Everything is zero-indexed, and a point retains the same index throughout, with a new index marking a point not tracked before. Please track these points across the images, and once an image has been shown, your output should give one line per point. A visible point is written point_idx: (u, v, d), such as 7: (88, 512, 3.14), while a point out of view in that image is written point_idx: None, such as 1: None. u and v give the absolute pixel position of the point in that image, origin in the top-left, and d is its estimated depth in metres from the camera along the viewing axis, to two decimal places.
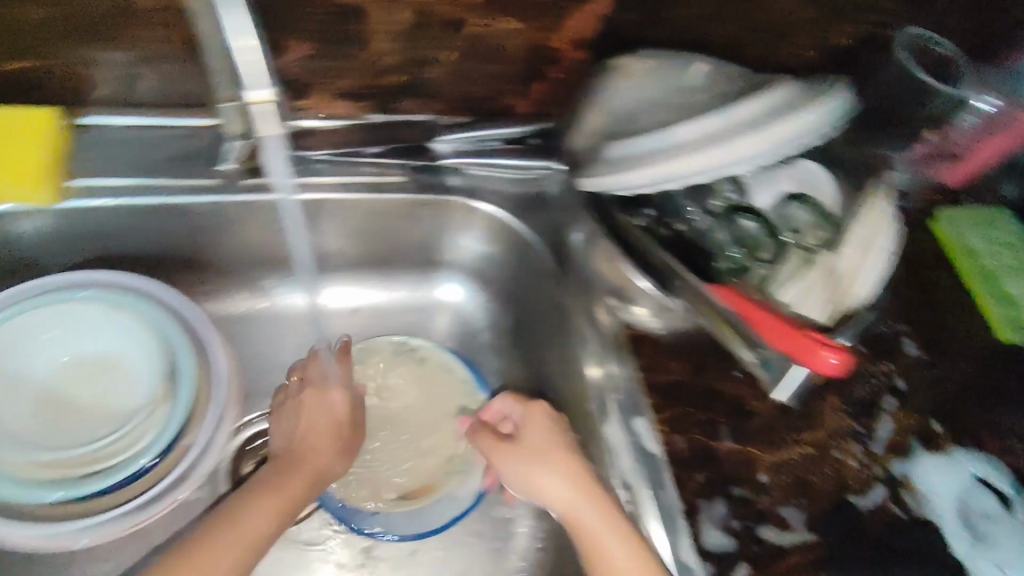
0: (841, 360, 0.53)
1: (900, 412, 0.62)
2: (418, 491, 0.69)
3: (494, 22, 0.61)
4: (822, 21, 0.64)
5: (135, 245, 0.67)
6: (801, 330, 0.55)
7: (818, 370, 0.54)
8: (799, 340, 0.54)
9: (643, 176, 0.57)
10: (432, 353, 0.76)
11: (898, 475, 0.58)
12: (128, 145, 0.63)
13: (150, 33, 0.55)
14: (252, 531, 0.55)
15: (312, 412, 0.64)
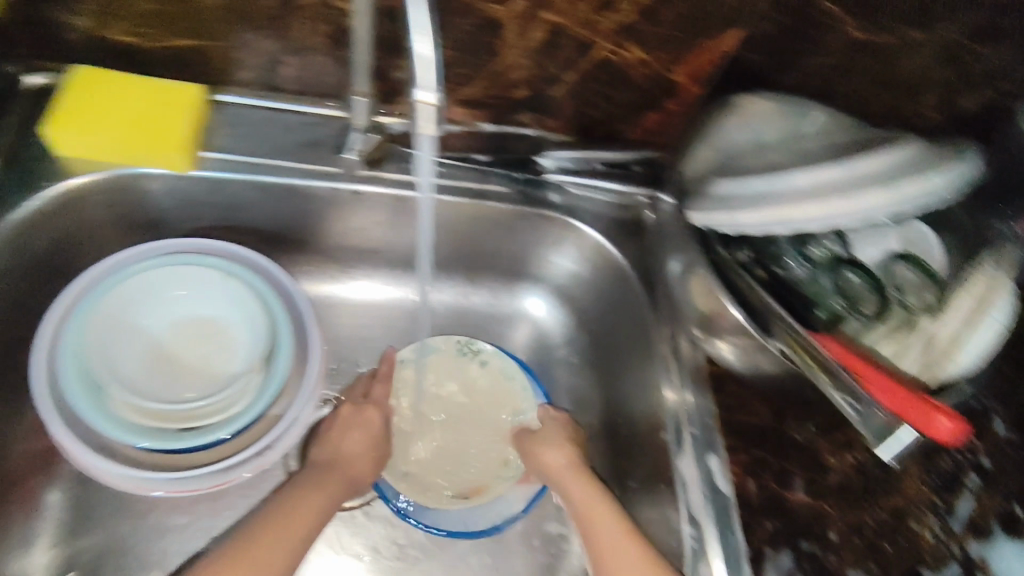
0: (956, 426, 0.53)
1: (983, 492, 0.59)
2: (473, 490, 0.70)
3: (623, 49, 0.65)
4: (950, 85, 0.63)
5: (252, 219, 0.69)
6: (914, 393, 0.54)
7: (932, 434, 0.53)
8: (913, 403, 0.53)
9: (756, 218, 0.58)
10: (494, 358, 0.75)
11: (975, 556, 0.56)
12: (257, 125, 0.67)
13: (303, 25, 0.60)
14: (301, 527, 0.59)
15: (345, 420, 0.68)
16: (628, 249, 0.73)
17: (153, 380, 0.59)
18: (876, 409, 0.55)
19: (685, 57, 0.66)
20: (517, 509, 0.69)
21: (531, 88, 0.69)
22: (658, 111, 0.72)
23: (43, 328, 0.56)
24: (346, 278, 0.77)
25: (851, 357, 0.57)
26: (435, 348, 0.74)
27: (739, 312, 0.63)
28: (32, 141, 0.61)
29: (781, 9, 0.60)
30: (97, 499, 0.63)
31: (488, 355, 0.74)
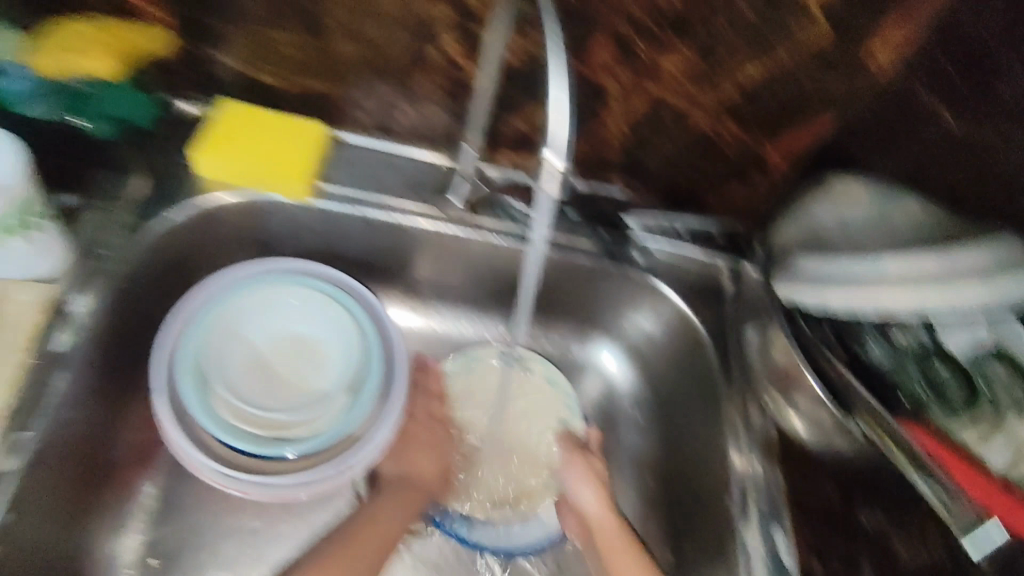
0: None
1: None
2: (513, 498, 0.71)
3: (720, 123, 0.69)
4: None
5: (354, 250, 0.74)
6: (1007, 491, 0.53)
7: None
8: (1007, 503, 0.53)
9: (843, 299, 0.59)
10: (538, 364, 0.74)
11: None
12: (368, 164, 0.72)
13: (427, 80, 0.66)
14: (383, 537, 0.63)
15: (419, 437, 0.70)
16: (705, 314, 0.74)
17: (252, 389, 0.62)
18: (965, 505, 0.54)
19: (779, 135, 0.70)
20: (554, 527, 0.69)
21: (625, 152, 0.74)
22: (746, 185, 0.75)
23: (164, 332, 0.62)
24: (427, 312, 0.80)
25: (942, 449, 0.57)
26: (479, 359, 0.74)
27: (819, 386, 0.64)
28: (177, 160, 0.67)
29: (879, 97, 0.64)
30: (176, 495, 0.66)
31: (531, 363, 0.74)
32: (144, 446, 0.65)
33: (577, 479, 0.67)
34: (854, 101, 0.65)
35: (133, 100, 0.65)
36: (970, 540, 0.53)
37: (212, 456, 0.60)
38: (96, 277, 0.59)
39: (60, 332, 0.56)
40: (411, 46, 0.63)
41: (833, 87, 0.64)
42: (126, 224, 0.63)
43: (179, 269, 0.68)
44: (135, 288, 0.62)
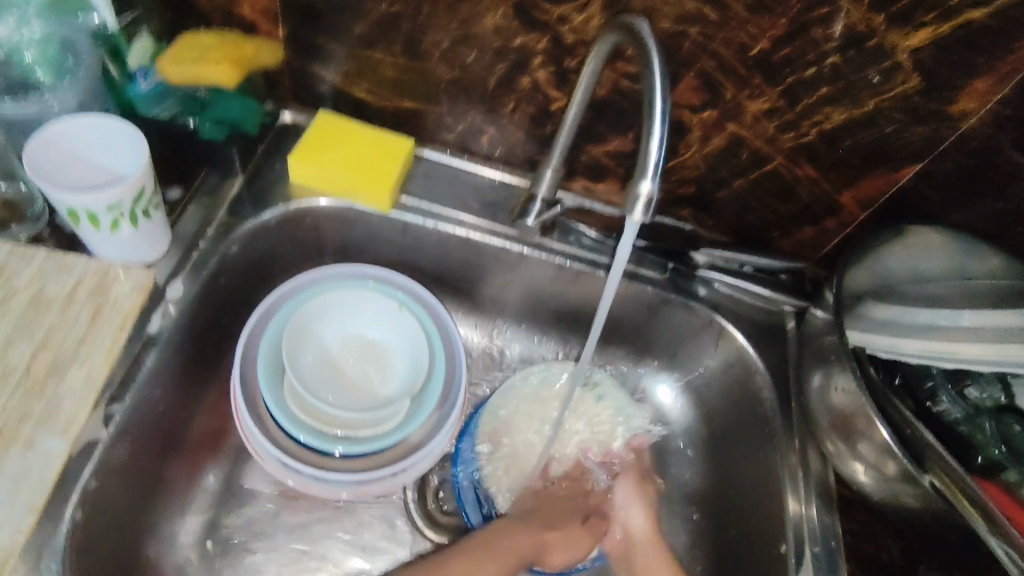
0: None
1: None
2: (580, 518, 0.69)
3: (798, 165, 0.70)
4: None
5: (424, 262, 0.77)
6: None
7: None
8: None
9: (921, 348, 0.58)
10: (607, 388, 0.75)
11: None
12: (448, 180, 0.75)
13: (513, 105, 0.69)
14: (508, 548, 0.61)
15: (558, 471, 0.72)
16: (767, 354, 0.74)
17: (322, 384, 0.64)
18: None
19: (857, 182, 0.70)
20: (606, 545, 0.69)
21: (697, 187, 0.75)
22: (816, 228, 0.76)
23: (253, 317, 0.65)
24: (487, 328, 0.81)
25: (1017, 512, 0.54)
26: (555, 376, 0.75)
27: (887, 432, 0.58)
28: (274, 165, 0.72)
29: (963, 152, 0.64)
30: (238, 483, 0.68)
31: (602, 387, 0.75)
32: (214, 433, 0.67)
33: (627, 498, 0.72)
34: (941, 155, 0.65)
35: (243, 108, 0.69)
36: None
37: (276, 444, 0.61)
38: (192, 267, 0.63)
39: (154, 315, 0.59)
40: (504, 73, 0.66)
41: (917, 137, 0.64)
42: (222, 220, 0.67)
43: (262, 266, 0.71)
44: (223, 281, 0.66)
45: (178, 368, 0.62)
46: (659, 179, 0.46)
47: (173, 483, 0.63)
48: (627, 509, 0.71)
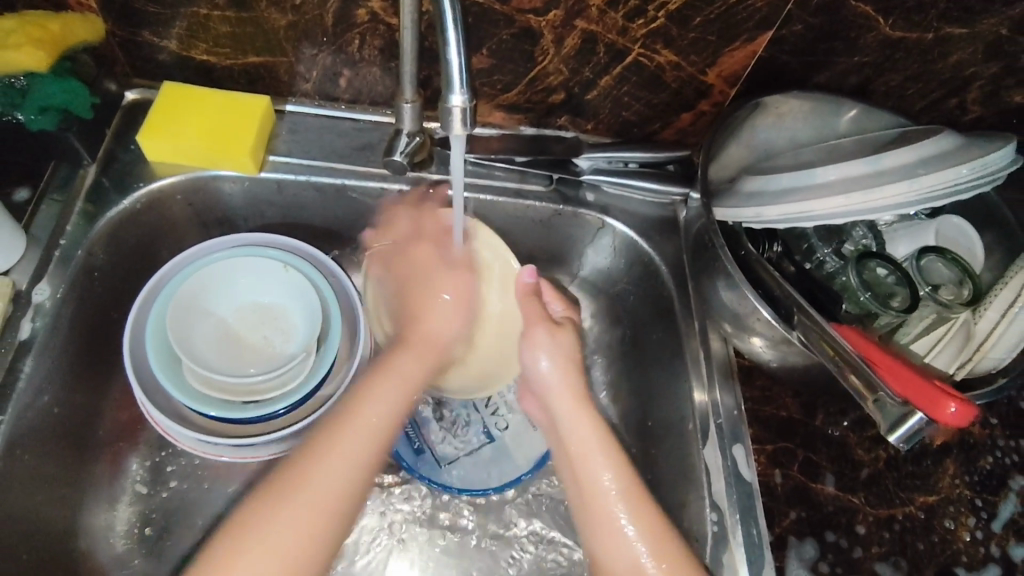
0: (964, 411, 0.52)
1: (948, 480, 0.66)
2: (509, 441, 0.76)
3: (657, 54, 0.69)
4: (955, 81, 0.69)
5: (310, 218, 0.76)
6: (925, 379, 0.54)
7: (938, 420, 0.53)
8: (923, 388, 0.54)
9: (783, 212, 0.59)
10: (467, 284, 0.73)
11: (981, 536, 0.63)
12: (317, 130, 0.74)
13: (360, 43, 0.67)
14: (401, 379, 0.62)
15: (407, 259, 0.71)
16: (660, 244, 0.76)
17: (222, 357, 0.65)
18: (892, 398, 0.54)
19: (718, 59, 0.69)
20: (537, 455, 0.74)
21: (567, 93, 0.74)
22: (691, 113, 0.76)
23: (138, 300, 0.65)
24: None
25: (872, 350, 0.57)
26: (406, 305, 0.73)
27: (767, 311, 0.61)
28: (130, 147, 0.70)
29: (811, 11, 0.64)
30: (163, 468, 0.69)
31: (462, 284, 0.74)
32: (127, 424, 0.69)
33: (535, 346, 0.66)
34: (790, 18, 0.65)
35: (66, 89, 0.64)
36: (897, 433, 0.54)
37: (189, 425, 0.63)
38: (56, 267, 0.63)
39: (24, 321, 0.60)
40: (337, 8, 0.63)
41: (762, 3, 0.64)
42: (82, 213, 0.66)
43: (140, 252, 0.70)
44: (98, 274, 0.65)
45: (67, 367, 0.63)
46: (470, 89, 0.50)
47: (95, 477, 0.66)
48: (537, 360, 0.66)
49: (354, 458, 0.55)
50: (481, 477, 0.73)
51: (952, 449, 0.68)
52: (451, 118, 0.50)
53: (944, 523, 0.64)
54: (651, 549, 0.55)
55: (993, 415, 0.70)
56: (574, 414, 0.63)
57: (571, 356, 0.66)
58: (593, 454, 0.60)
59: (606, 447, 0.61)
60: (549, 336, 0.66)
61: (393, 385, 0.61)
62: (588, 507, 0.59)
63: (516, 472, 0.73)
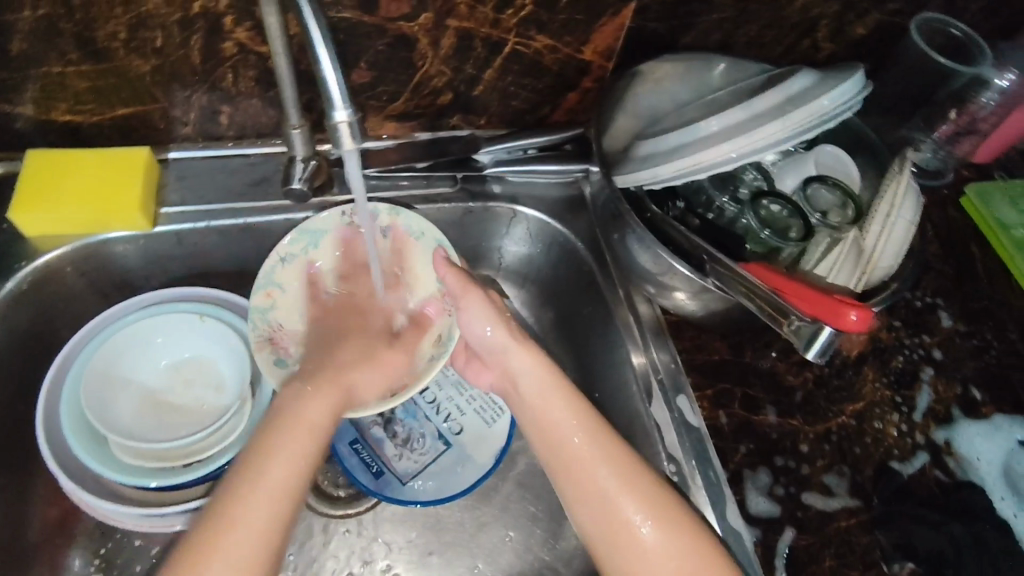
0: (864, 316, 0.57)
1: (872, 386, 0.72)
2: (467, 443, 0.76)
3: (531, 40, 0.71)
4: (805, 23, 0.76)
5: (217, 263, 0.73)
6: (826, 294, 0.59)
7: (843, 329, 0.58)
8: (823, 302, 0.58)
9: (676, 168, 0.62)
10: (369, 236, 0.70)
11: (910, 430, 0.69)
12: (207, 173, 0.71)
13: (235, 76, 0.65)
14: (314, 422, 0.56)
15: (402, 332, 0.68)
16: (571, 222, 0.78)
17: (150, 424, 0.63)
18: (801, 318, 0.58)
19: (591, 36, 0.72)
20: (498, 447, 0.76)
21: (454, 92, 0.75)
22: (577, 91, 0.79)
23: (48, 376, 0.61)
24: None
25: (781, 279, 0.62)
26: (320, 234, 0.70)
27: (684, 267, 0.64)
28: (3, 226, 0.65)
29: None
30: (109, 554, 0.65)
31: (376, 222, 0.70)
32: (59, 519, 0.64)
33: (480, 312, 0.65)
34: None
35: None
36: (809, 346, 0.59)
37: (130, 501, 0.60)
38: None
39: None
40: (202, 44, 0.61)
41: None
42: None
43: (37, 334, 0.65)
44: None
45: None
46: (352, 103, 0.49)
47: None
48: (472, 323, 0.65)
49: (245, 556, 0.49)
50: (443, 485, 0.73)
51: (867, 357, 0.73)
52: (340, 134, 0.50)
53: (874, 424, 0.69)
54: (641, 510, 0.56)
55: (896, 318, 0.76)
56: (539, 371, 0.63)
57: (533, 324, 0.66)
58: (557, 410, 0.61)
59: (571, 405, 0.61)
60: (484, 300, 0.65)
61: (293, 430, 0.55)
62: (560, 456, 0.59)
63: (479, 472, 0.74)
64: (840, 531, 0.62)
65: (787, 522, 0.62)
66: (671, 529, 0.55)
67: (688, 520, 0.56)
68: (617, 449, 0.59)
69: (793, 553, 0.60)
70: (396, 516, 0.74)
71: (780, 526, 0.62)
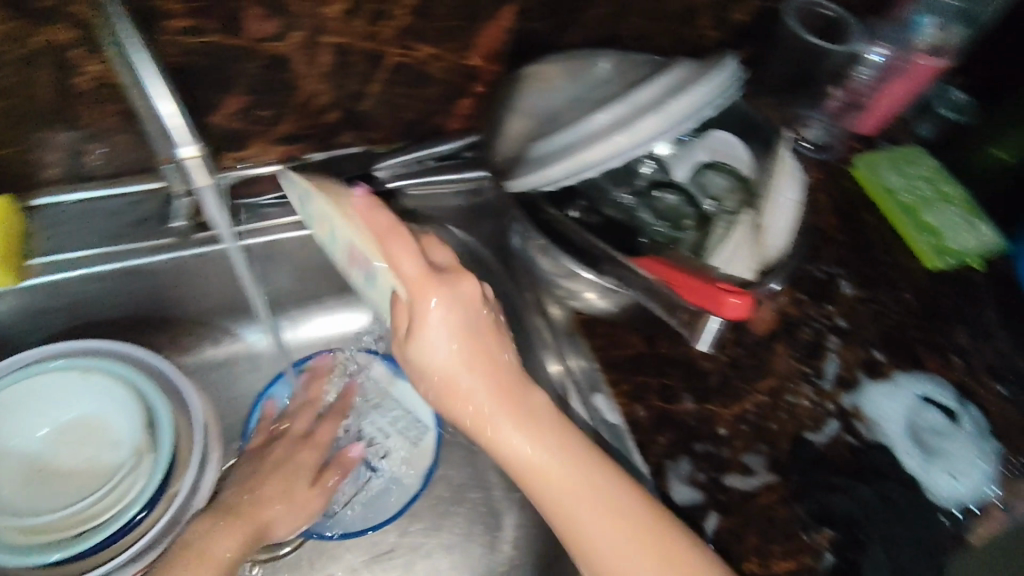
0: (743, 303, 0.61)
1: (784, 361, 0.73)
2: (395, 466, 0.75)
3: (414, 50, 0.69)
4: (687, 13, 0.77)
5: (107, 311, 0.71)
6: (712, 282, 0.62)
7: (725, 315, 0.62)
8: (708, 292, 0.62)
9: (565, 168, 0.61)
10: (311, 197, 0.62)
11: (828, 403, 0.70)
12: (83, 217, 0.67)
13: (94, 112, 0.60)
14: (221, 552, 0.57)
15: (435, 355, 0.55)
16: None
17: (41, 495, 0.60)
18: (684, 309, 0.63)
19: (475, 40, 0.70)
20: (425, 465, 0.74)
21: (342, 109, 0.72)
22: (471, 97, 0.77)
23: None
24: (221, 336, 0.78)
25: (673, 273, 0.63)
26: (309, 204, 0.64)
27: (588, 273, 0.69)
28: None
29: None
30: None
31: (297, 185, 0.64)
32: None
33: (424, 343, 0.55)
34: None
35: None
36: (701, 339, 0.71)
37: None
38: None
39: None
40: (51, 83, 0.57)
41: None
42: None
43: None
44: None
45: None
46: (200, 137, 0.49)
47: None
48: (430, 359, 0.55)
49: None
50: (372, 513, 0.72)
51: (777, 333, 0.75)
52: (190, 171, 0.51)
53: (788, 399, 0.70)
54: (635, 548, 0.52)
55: (803, 292, 0.78)
56: (491, 401, 0.55)
57: (473, 334, 0.55)
58: (511, 430, 0.55)
59: (535, 431, 0.55)
60: (440, 317, 0.54)
61: (196, 560, 0.55)
62: (537, 496, 0.55)
63: (407, 496, 0.73)
64: (761, 509, 0.63)
65: (711, 506, 0.63)
66: (658, 556, 0.52)
67: (672, 536, 0.53)
68: (583, 469, 0.54)
69: (717, 538, 0.61)
70: (326, 551, 0.71)
71: (703, 512, 0.63)
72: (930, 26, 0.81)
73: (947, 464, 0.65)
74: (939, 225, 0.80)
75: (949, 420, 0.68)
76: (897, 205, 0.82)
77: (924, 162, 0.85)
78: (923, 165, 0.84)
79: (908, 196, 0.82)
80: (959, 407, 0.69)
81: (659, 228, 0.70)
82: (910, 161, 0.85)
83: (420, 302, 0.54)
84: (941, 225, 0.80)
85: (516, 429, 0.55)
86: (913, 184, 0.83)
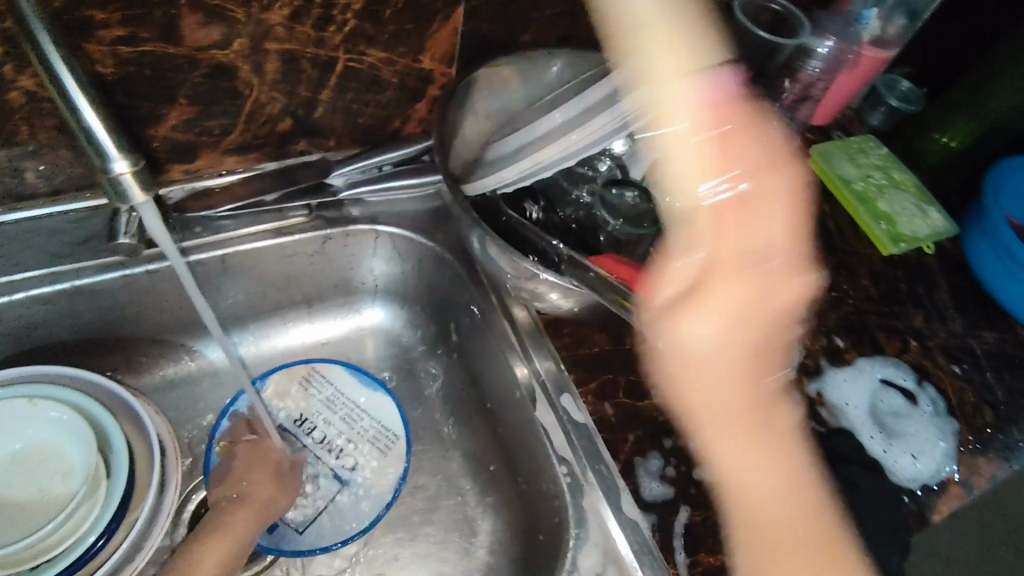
0: None
1: None
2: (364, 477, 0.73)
3: (365, 55, 0.68)
4: None
5: (52, 336, 0.68)
6: None
7: None
8: None
9: (519, 169, 0.61)
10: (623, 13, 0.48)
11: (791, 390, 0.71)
12: (26, 237, 0.65)
13: (28, 127, 0.58)
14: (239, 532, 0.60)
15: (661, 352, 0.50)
16: (438, 236, 0.77)
17: None
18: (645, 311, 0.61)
19: (427, 44, 0.70)
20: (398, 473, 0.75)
21: (293, 117, 0.71)
22: (425, 101, 0.76)
23: None
24: (178, 354, 0.75)
25: (626, 270, 0.63)
26: None
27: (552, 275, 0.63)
28: None
29: None
30: None
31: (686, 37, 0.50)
32: None
33: (706, 340, 0.48)
34: None
35: None
36: None
37: None
38: None
39: None
40: None
41: None
42: None
43: None
44: None
45: None
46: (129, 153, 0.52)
47: None
48: (706, 357, 0.49)
49: None
50: (345, 525, 0.72)
51: None
52: (126, 186, 0.53)
53: None
54: None
55: None
56: (733, 429, 0.49)
57: (746, 333, 0.49)
58: (754, 474, 0.50)
59: (774, 469, 0.50)
60: (721, 320, 0.48)
61: (218, 539, 0.58)
62: (782, 531, 0.49)
63: (381, 506, 0.73)
64: None
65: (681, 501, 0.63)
66: None
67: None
68: (821, 520, 0.50)
69: (691, 531, 0.60)
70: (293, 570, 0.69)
71: (676, 507, 0.61)
72: (874, 17, 0.82)
73: (906, 445, 0.67)
74: (889, 211, 0.83)
75: (908, 402, 0.70)
76: (852, 193, 0.83)
77: (877, 151, 0.87)
78: (876, 154, 0.87)
79: (862, 184, 0.84)
80: (918, 387, 0.71)
81: (618, 227, 0.68)
82: (865, 151, 0.87)
83: (681, 319, 0.49)
84: (893, 211, 0.83)
85: (757, 462, 0.50)
86: (864, 171, 0.86)
